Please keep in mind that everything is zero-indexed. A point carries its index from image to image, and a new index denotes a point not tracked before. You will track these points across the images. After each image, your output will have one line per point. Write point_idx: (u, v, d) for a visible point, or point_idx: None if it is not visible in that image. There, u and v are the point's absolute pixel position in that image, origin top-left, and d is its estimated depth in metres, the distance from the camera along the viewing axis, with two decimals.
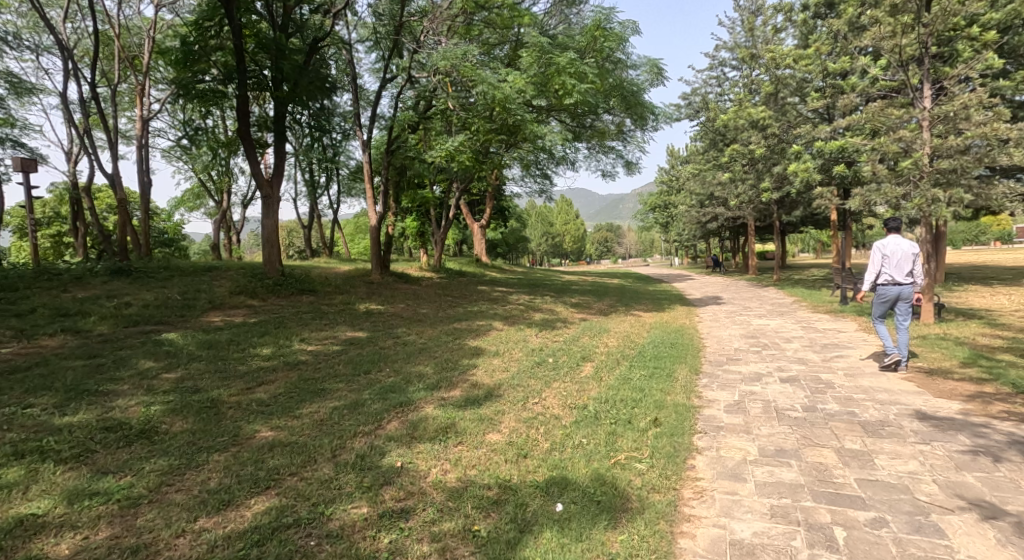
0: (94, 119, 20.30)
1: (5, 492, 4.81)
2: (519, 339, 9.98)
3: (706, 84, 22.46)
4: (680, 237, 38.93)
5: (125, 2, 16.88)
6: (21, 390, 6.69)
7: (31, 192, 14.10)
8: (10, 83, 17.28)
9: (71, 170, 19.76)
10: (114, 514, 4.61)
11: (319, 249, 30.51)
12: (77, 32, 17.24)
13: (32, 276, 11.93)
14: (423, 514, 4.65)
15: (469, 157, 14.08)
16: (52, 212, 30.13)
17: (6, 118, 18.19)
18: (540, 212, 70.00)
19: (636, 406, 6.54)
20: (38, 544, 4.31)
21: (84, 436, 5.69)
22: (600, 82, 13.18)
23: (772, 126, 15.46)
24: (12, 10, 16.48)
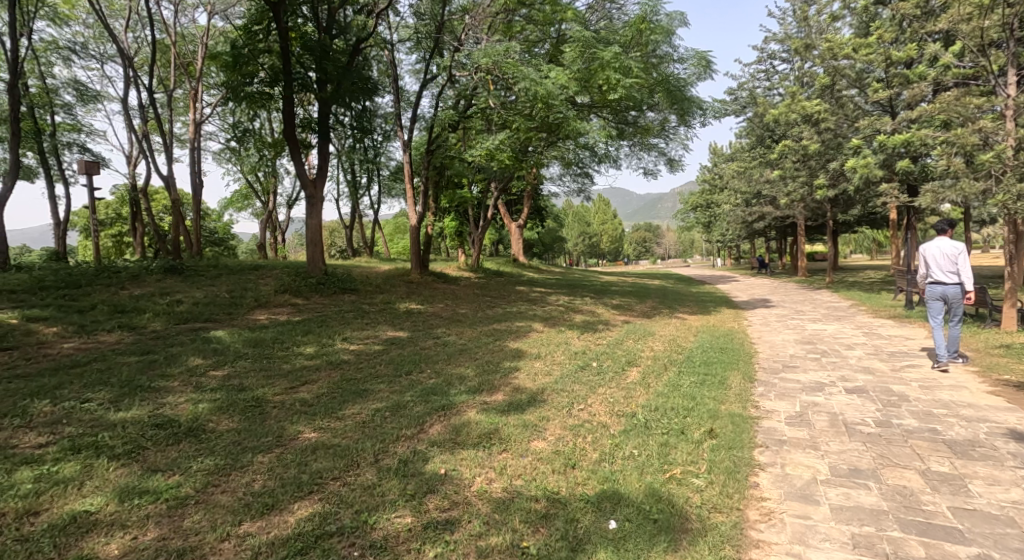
0: (152, 124, 21.03)
1: (60, 487, 4.86)
2: (561, 342, 9.74)
3: (754, 78, 21.67)
4: (723, 239, 37.91)
5: (182, 11, 17.38)
6: (77, 385, 6.81)
7: (93, 194, 14.62)
8: (77, 90, 18.00)
9: (130, 172, 20.49)
10: (162, 515, 4.60)
11: (360, 248, 30.84)
12: (137, 41, 17.84)
13: (94, 274, 12.28)
14: (469, 527, 4.50)
15: (509, 156, 13.88)
16: (113, 213, 31.45)
17: (73, 125, 18.98)
18: (577, 211, 69.43)
19: (689, 416, 6.24)
20: (89, 542, 4.32)
21: (136, 433, 5.74)
22: (645, 76, 12.78)
23: (829, 120, 14.66)
24: (80, 21, 17.14)
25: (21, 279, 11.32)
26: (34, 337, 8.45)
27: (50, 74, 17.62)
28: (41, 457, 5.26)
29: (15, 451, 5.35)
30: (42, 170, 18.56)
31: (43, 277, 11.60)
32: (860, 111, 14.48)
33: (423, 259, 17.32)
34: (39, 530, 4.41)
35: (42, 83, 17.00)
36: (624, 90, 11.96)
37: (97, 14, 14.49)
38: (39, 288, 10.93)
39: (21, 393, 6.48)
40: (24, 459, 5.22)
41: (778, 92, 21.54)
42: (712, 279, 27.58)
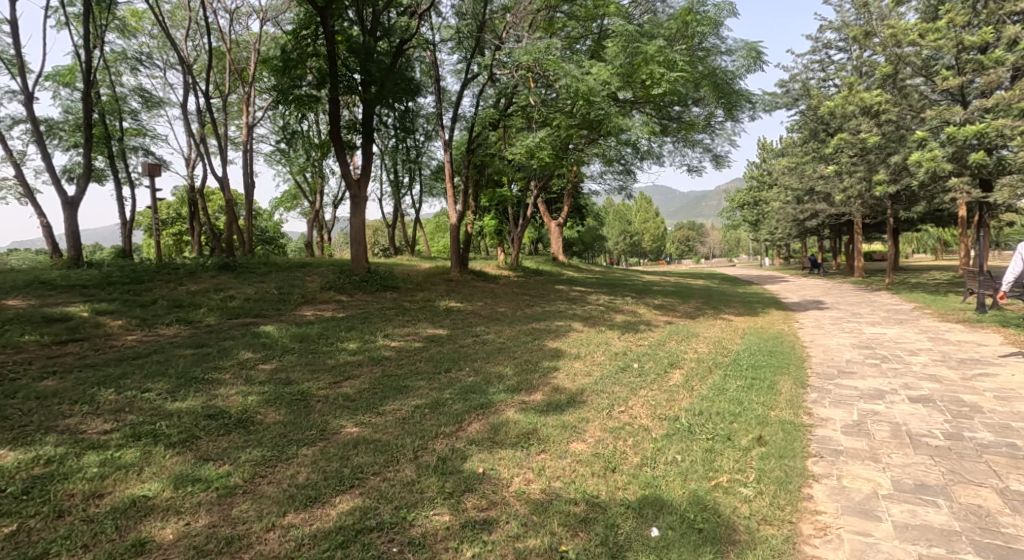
0: (209, 129, 21.71)
1: (121, 472, 4.97)
2: (601, 342, 9.56)
3: (807, 69, 20.87)
4: (770, 238, 36.73)
5: (237, 19, 17.84)
6: (139, 375, 7.00)
7: (155, 196, 15.16)
8: (143, 97, 18.73)
9: (189, 174, 21.20)
10: (213, 502, 4.65)
11: (402, 247, 31.14)
12: (197, 49, 18.42)
13: (154, 270, 12.72)
14: (507, 528, 4.44)
15: (549, 154, 13.69)
16: (174, 213, 32.74)
17: (139, 129, 19.76)
18: (617, 209, 68.57)
19: (735, 421, 6.00)
20: (147, 526, 4.41)
21: (190, 423, 5.85)
22: (690, 70, 12.38)
23: (890, 112, 13.92)
24: (145, 32, 17.82)
25: (91, 276, 11.80)
26: (102, 330, 8.77)
27: (119, 83, 18.38)
28: (105, 443, 5.40)
29: (82, 437, 5.52)
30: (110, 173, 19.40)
31: (110, 274, 12.07)
32: (925, 101, 13.70)
33: (463, 258, 17.34)
34: (103, 512, 4.51)
35: (112, 92, 17.75)
36: (668, 84, 11.64)
37: (160, 25, 14.97)
38: (107, 284, 11.37)
39: (89, 382, 6.71)
40: (90, 445, 5.36)
41: (833, 84, 20.69)
42: (760, 279, 26.73)
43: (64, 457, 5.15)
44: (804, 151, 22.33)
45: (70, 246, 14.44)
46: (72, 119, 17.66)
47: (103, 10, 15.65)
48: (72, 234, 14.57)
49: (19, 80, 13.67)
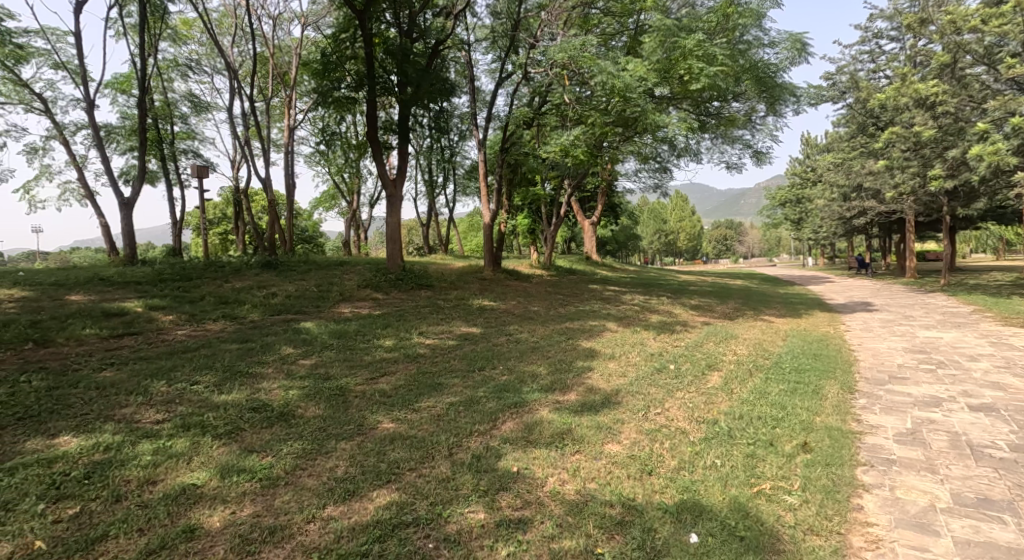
0: (253, 131, 22.21)
1: (172, 460, 5.07)
2: (636, 342, 9.38)
3: (856, 60, 20.12)
4: (813, 237, 35.66)
5: (279, 25, 18.17)
6: (188, 368, 7.16)
7: (203, 197, 15.55)
8: (192, 102, 19.27)
9: (235, 176, 21.70)
10: (256, 492, 4.70)
11: (436, 245, 31.29)
12: (242, 55, 18.84)
13: (202, 268, 13.07)
14: (542, 528, 4.41)
15: (583, 152, 13.51)
16: (220, 213, 33.67)
17: (189, 133, 20.33)
18: (653, 208, 67.65)
19: (778, 427, 5.79)
20: (196, 512, 4.47)
21: (235, 415, 5.95)
22: (731, 64, 12.03)
23: (948, 103, 13.31)
24: (195, 40, 18.33)
25: (144, 272, 12.17)
26: (154, 324, 9.02)
27: (170, 89, 18.96)
28: (158, 432, 5.52)
29: (137, 425, 5.66)
30: (162, 175, 19.99)
31: (162, 271, 12.42)
32: (987, 91, 12.98)
33: (496, 256, 17.33)
34: (156, 497, 4.60)
35: (163, 97, 18.32)
36: (707, 79, 11.33)
37: (209, 32, 15.31)
38: (159, 280, 11.70)
39: (143, 373, 6.89)
40: (144, 433, 5.49)
41: (884, 75, 19.91)
42: (801, 279, 25.95)
43: (121, 444, 5.28)
44: (851, 146, 21.59)
45: (126, 245, 14.92)
46: (128, 124, 18.29)
47: (157, 19, 16.13)
48: (127, 234, 15.07)
49: (79, 88, 14.22)
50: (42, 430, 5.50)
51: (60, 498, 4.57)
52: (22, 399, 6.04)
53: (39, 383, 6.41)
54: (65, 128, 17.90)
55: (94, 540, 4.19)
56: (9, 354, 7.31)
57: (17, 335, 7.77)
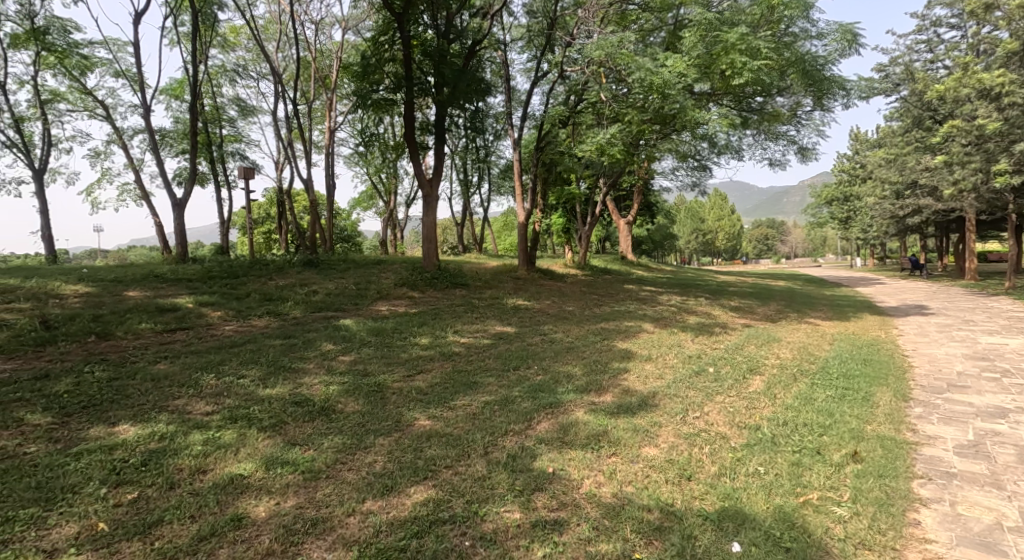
0: (296, 133, 22.69)
1: (221, 451, 5.15)
2: (673, 344, 9.16)
3: (912, 51, 19.32)
4: (861, 237, 34.46)
5: (321, 29, 18.46)
6: (235, 362, 7.29)
7: (250, 198, 15.91)
8: (239, 106, 19.75)
9: (279, 177, 22.17)
10: (299, 485, 4.73)
11: (470, 245, 31.38)
12: (286, 60, 19.21)
13: (248, 266, 13.35)
14: (579, 530, 4.32)
15: (620, 150, 13.20)
16: (264, 213, 34.50)
17: (236, 136, 20.86)
18: (691, 207, 66.47)
19: (825, 434, 5.56)
20: (243, 502, 4.52)
21: (279, 408, 6.01)
22: (776, 57, 11.64)
23: (1014, 94, 12.62)
24: (242, 46, 18.78)
25: (195, 270, 12.50)
26: (204, 320, 9.24)
27: (219, 93, 19.49)
28: (208, 424, 5.63)
29: (188, 416, 5.78)
30: (212, 177, 20.56)
31: (211, 268, 12.75)
32: None
33: (530, 255, 17.26)
34: (206, 486, 4.67)
35: (212, 102, 18.85)
36: (750, 73, 10.96)
37: (254, 39, 15.65)
38: (208, 277, 12.01)
39: (194, 366, 7.05)
40: (195, 424, 5.59)
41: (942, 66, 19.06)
42: (847, 280, 25.06)
43: (174, 434, 5.39)
44: (906, 142, 20.71)
45: (178, 243, 15.37)
46: (180, 127, 18.92)
47: (208, 27, 16.59)
48: (179, 233, 15.54)
49: (136, 94, 14.72)
50: (103, 418, 5.67)
51: (120, 483, 4.68)
52: (85, 388, 6.25)
53: (100, 374, 6.62)
54: (123, 133, 18.62)
55: (150, 524, 4.27)
56: (74, 346, 7.58)
57: (79, 328, 8.07)
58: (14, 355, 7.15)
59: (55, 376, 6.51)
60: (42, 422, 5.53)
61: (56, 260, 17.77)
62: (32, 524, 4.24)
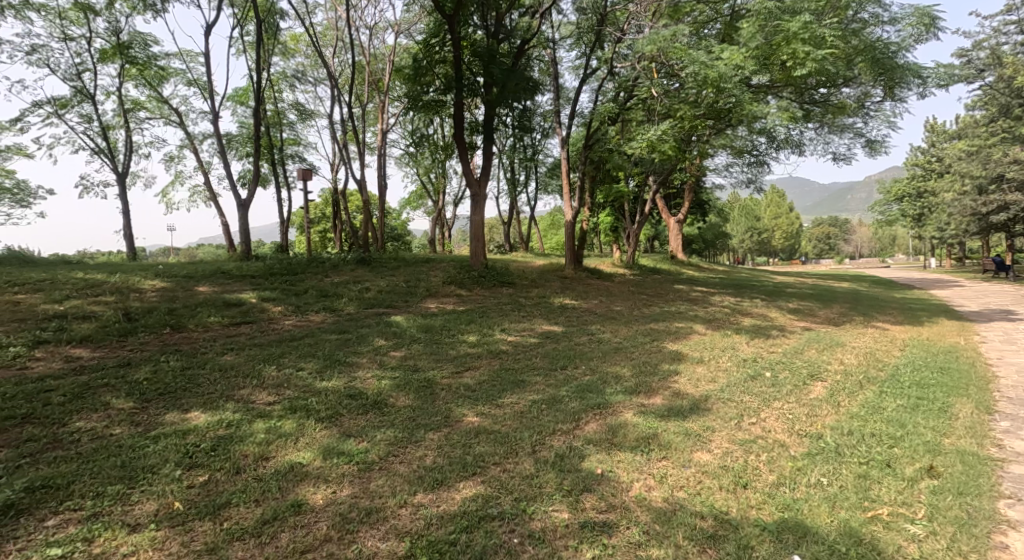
0: (350, 135, 23.17)
1: (282, 439, 5.23)
2: (727, 347, 8.83)
3: (999, 34, 18.04)
4: (935, 236, 32.41)
5: (375, 34, 18.76)
6: (294, 355, 7.45)
7: (307, 198, 16.29)
8: (298, 110, 20.30)
9: (335, 178, 22.67)
10: (354, 475, 4.75)
11: (516, 244, 31.33)
12: (342, 65, 19.63)
13: (306, 263, 13.67)
14: (628, 534, 4.17)
15: (672, 147, 12.77)
16: (320, 212, 35.41)
17: (295, 139, 21.45)
18: (745, 205, 64.44)
19: (897, 446, 5.21)
20: (303, 489, 4.57)
21: (335, 400, 6.08)
22: (843, 45, 11.03)
23: None
24: (301, 52, 19.30)
25: (257, 267, 12.87)
26: (266, 314, 9.50)
27: (280, 99, 20.09)
28: (270, 413, 5.74)
29: (252, 406, 5.91)
30: (272, 178, 21.20)
31: (272, 265, 13.12)
32: None
33: (577, 254, 17.04)
34: (269, 473, 4.74)
35: (273, 106, 19.45)
36: (813, 63, 10.45)
37: (313, 46, 16.00)
38: (270, 274, 12.37)
39: (257, 358, 7.24)
40: (258, 413, 5.72)
41: None
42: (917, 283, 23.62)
43: (240, 422, 5.52)
44: (988, 132, 20.86)
45: (242, 242, 15.91)
46: (245, 132, 19.61)
47: (271, 37, 17.07)
48: (243, 232, 16.08)
49: (204, 101, 15.32)
50: (178, 405, 5.87)
51: (193, 466, 4.81)
52: (161, 376, 6.49)
53: (174, 363, 6.87)
54: (194, 138, 19.46)
55: (220, 506, 4.35)
56: (151, 337, 7.91)
57: (156, 320, 8.40)
58: (100, 343, 7.51)
59: (135, 364, 6.80)
60: (125, 406, 5.76)
61: (133, 257, 18.73)
62: (117, 500, 4.40)
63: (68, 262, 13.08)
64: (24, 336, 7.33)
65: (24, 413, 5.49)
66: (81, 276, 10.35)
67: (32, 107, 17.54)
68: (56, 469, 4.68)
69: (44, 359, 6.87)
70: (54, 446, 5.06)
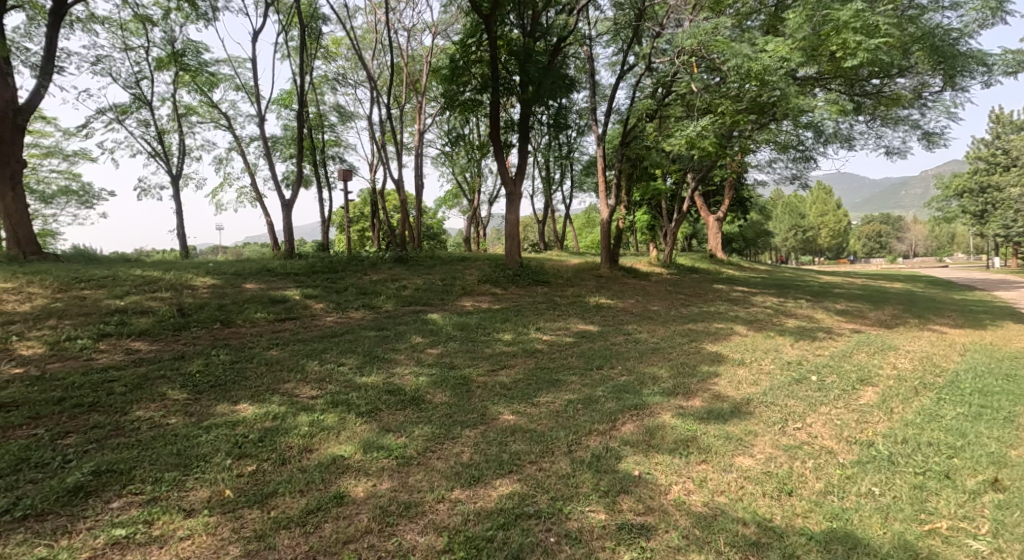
0: (388, 136, 23.46)
1: (325, 432, 5.27)
2: (770, 349, 8.54)
3: None
4: (1000, 234, 30.70)
5: (413, 35, 18.89)
6: (335, 351, 7.53)
7: (347, 198, 16.54)
8: (339, 112, 20.63)
9: (373, 177, 22.97)
10: (394, 470, 4.74)
11: (551, 243, 31.15)
12: (380, 67, 19.85)
13: (346, 261, 13.85)
14: (667, 538, 4.05)
15: (712, 143, 12.42)
16: (359, 212, 35.92)
17: (335, 140, 21.81)
18: (789, 202, 62.63)
19: (957, 456, 4.94)
20: (344, 481, 4.58)
21: (374, 396, 6.12)
22: (898, 33, 10.54)
23: None
24: (342, 56, 19.60)
25: (300, 265, 13.09)
26: (309, 311, 9.65)
27: (321, 101, 20.46)
28: (313, 407, 5.80)
29: (297, 399, 5.99)
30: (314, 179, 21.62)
31: (314, 263, 13.32)
32: None
33: (612, 253, 16.80)
34: (312, 464, 4.78)
35: (315, 108, 19.82)
36: (865, 53, 10.02)
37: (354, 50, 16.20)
38: (311, 272, 12.58)
39: (300, 353, 7.35)
40: (302, 406, 5.79)
41: None
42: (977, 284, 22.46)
43: (285, 414, 5.59)
44: None
45: (285, 241, 16.26)
46: (289, 134, 20.03)
47: (313, 41, 17.35)
48: (287, 231, 16.43)
49: (250, 104, 15.70)
50: (227, 396, 5.99)
51: (242, 455, 4.89)
52: (212, 369, 6.65)
53: (224, 356, 7.04)
54: (241, 140, 19.99)
55: (267, 495, 4.40)
56: (202, 331, 8.12)
57: (208, 315, 8.62)
58: (157, 337, 7.75)
59: (188, 357, 6.98)
60: (180, 397, 5.91)
61: (185, 255, 19.38)
62: (174, 486, 4.49)
63: (128, 259, 13.59)
64: (89, 329, 7.61)
65: (90, 402, 5.67)
66: (138, 272, 10.71)
67: (95, 114, 18.34)
68: (118, 455, 4.82)
69: (106, 351, 7.12)
70: (115, 433, 5.21)
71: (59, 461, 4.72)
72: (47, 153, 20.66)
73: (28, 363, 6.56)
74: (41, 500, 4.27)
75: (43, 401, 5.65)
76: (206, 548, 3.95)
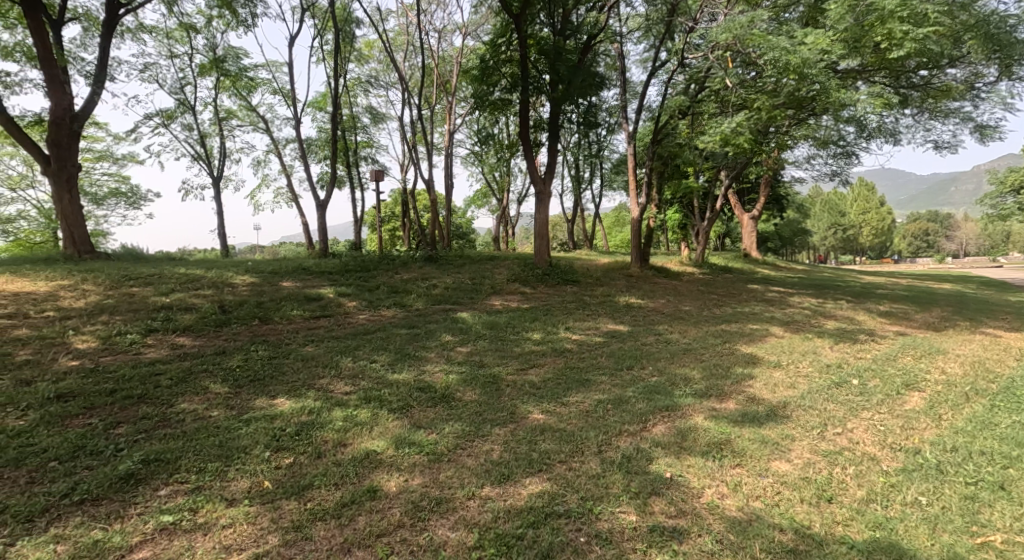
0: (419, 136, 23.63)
1: (359, 428, 5.30)
2: (807, 351, 8.29)
3: None
4: None
5: (444, 35, 18.96)
6: (368, 348, 7.57)
7: (379, 197, 16.68)
8: (371, 112, 20.83)
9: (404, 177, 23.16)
10: (425, 465, 4.73)
11: (581, 242, 30.91)
12: (411, 68, 19.99)
13: (378, 260, 13.97)
14: (701, 542, 3.95)
15: (747, 139, 12.11)
16: (391, 211, 36.24)
17: (368, 141, 22.05)
18: (828, 200, 60.92)
19: (1013, 467, 4.69)
20: (378, 476, 4.59)
21: (406, 392, 6.13)
22: (949, 22, 10.11)
23: None
24: (373, 58, 19.79)
25: (333, 263, 13.25)
26: (342, 309, 9.75)
27: (354, 102, 20.70)
28: (347, 402, 5.84)
29: (331, 395, 6.04)
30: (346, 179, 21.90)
31: (347, 262, 13.46)
32: None
33: (644, 252, 16.56)
34: (347, 458, 4.80)
35: (348, 109, 20.05)
36: (912, 43, 9.64)
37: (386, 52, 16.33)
38: (345, 270, 12.72)
39: (334, 349, 7.42)
40: (336, 402, 5.83)
41: None
42: None
43: (320, 409, 5.64)
44: None
45: (319, 240, 16.48)
46: (322, 136, 20.32)
47: (347, 44, 17.54)
48: (321, 230, 16.65)
49: (286, 107, 15.97)
50: (266, 391, 6.07)
51: (280, 448, 4.94)
52: (251, 363, 6.76)
53: (262, 352, 7.15)
54: (278, 142, 20.36)
55: (304, 487, 4.43)
56: (242, 328, 8.27)
57: (247, 312, 8.78)
58: (200, 333, 7.92)
59: (228, 352, 7.11)
60: (221, 391, 6.02)
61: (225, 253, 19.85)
62: (216, 476, 4.56)
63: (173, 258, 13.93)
64: (137, 325, 7.82)
65: (139, 394, 5.81)
66: (182, 270, 10.99)
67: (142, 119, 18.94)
68: (164, 445, 4.92)
69: (153, 345, 7.30)
70: (162, 424, 5.32)
71: (112, 449, 4.83)
72: (99, 156, 21.41)
73: (83, 355, 6.77)
74: (97, 485, 4.39)
75: (96, 392, 5.80)
76: (248, 537, 3.99)
